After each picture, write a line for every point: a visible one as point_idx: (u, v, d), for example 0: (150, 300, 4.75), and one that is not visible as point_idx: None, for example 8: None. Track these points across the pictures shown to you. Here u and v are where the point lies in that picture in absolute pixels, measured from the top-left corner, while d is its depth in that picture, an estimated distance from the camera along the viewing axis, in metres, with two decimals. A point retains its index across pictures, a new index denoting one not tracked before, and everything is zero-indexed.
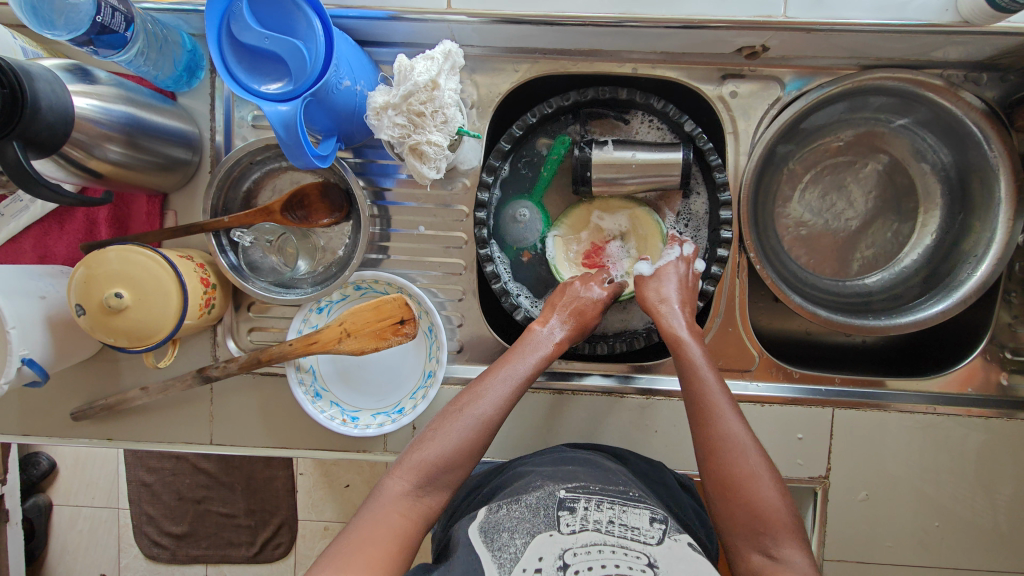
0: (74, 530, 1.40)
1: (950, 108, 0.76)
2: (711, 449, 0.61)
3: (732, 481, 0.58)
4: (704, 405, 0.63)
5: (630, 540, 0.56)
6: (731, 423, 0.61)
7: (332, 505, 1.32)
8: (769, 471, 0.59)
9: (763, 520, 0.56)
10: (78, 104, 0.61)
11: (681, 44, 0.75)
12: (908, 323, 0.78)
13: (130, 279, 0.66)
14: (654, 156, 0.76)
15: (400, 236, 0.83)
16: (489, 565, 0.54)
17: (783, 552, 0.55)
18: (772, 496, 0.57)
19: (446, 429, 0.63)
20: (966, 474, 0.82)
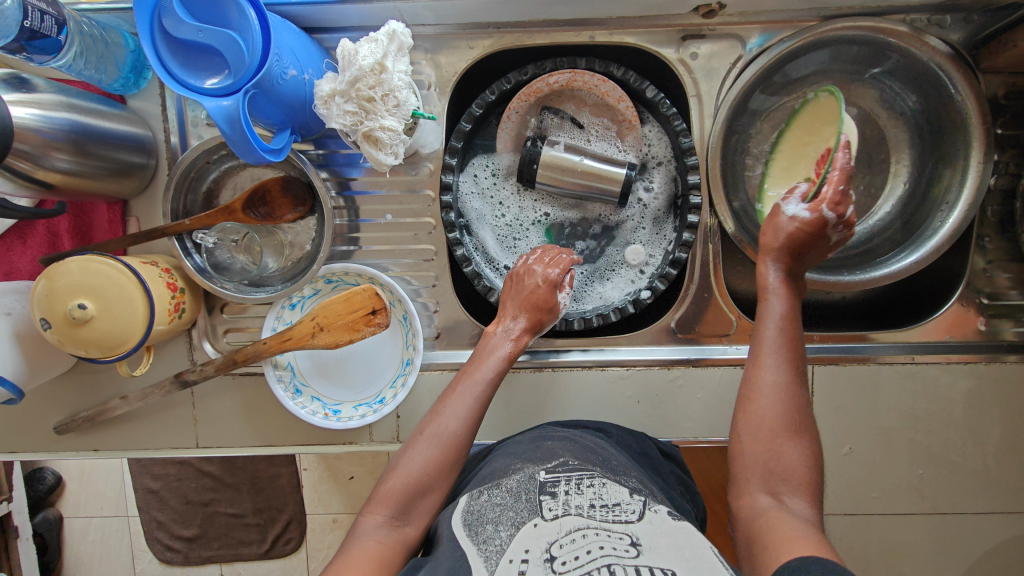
0: (86, 541, 1.41)
1: (916, 53, 0.75)
2: (752, 396, 0.60)
3: (767, 427, 0.58)
4: (762, 348, 0.62)
5: (612, 522, 0.55)
6: (781, 373, 0.61)
7: (338, 497, 1.33)
8: (807, 430, 0.58)
9: (781, 467, 0.56)
10: (17, 114, 0.59)
11: (637, 7, 0.73)
12: (882, 275, 0.78)
13: (92, 288, 0.65)
14: (598, 166, 0.77)
15: (369, 225, 0.82)
16: (475, 559, 0.54)
17: (791, 502, 0.55)
18: (801, 453, 0.57)
19: (413, 450, 0.65)
20: (952, 420, 0.83)
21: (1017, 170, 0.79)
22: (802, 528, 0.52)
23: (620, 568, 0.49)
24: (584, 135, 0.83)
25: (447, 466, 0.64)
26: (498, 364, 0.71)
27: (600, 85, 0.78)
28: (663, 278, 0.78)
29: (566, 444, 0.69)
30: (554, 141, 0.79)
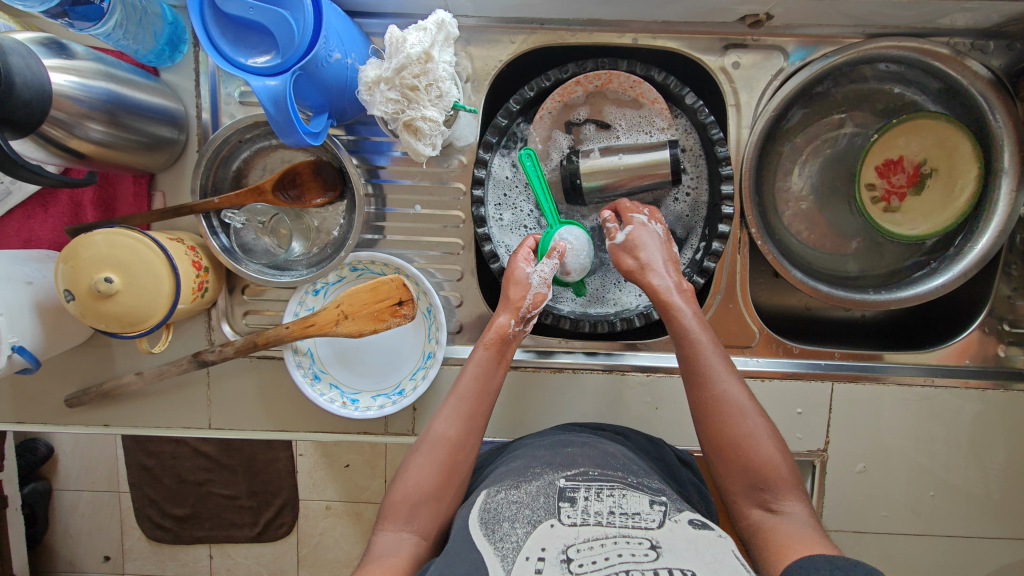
0: (76, 514, 1.39)
1: (956, 77, 0.75)
2: (706, 411, 0.62)
3: (726, 439, 0.61)
4: (700, 373, 0.63)
5: (632, 528, 0.55)
6: (728, 384, 0.62)
7: (334, 485, 1.33)
8: (769, 431, 0.61)
9: (760, 474, 0.59)
10: (56, 80, 0.58)
11: (682, 12, 0.73)
12: (908, 296, 0.78)
13: (118, 261, 0.64)
14: (636, 158, 0.75)
15: (396, 215, 0.81)
16: (491, 558, 0.53)
17: (783, 505, 0.57)
18: (772, 452, 0.59)
19: (416, 460, 0.65)
20: (962, 444, 0.83)
21: None
22: (803, 531, 0.55)
23: (638, 573, 0.49)
24: (612, 133, 0.81)
25: (451, 476, 0.65)
26: (494, 372, 0.70)
27: (636, 86, 0.78)
28: (690, 286, 0.77)
29: (586, 450, 0.69)
30: (588, 150, 0.79)
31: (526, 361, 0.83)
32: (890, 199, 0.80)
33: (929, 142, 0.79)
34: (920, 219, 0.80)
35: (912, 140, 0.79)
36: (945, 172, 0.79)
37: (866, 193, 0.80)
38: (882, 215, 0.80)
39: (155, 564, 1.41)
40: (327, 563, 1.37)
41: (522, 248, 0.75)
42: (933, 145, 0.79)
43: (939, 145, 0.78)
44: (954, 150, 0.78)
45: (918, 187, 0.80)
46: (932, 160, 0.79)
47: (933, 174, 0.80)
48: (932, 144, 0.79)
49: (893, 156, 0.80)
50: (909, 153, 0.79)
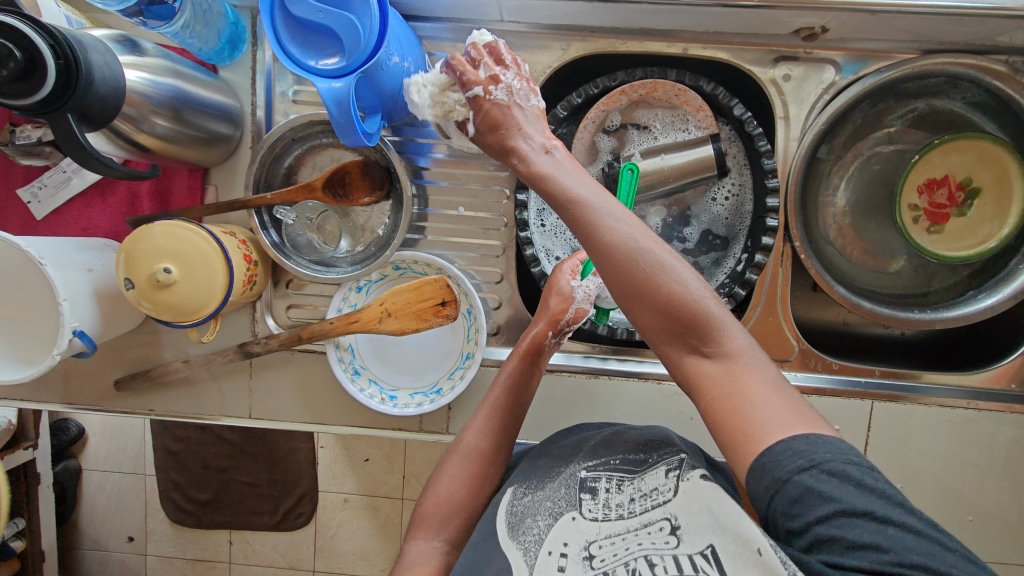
0: (103, 493, 1.43)
1: (1015, 96, 0.74)
2: (569, 216, 0.54)
3: (642, 283, 0.51)
4: (583, 222, 0.53)
5: (653, 512, 0.53)
6: (616, 225, 0.52)
7: (353, 477, 1.36)
8: (683, 266, 0.52)
9: (693, 328, 0.51)
10: (129, 76, 0.60)
11: (734, 23, 0.73)
12: (955, 317, 0.77)
13: (175, 252, 0.66)
14: (676, 157, 0.77)
15: (438, 216, 0.82)
16: (516, 558, 0.54)
17: (717, 348, 0.51)
18: (692, 291, 0.51)
19: (444, 471, 0.67)
20: (1003, 470, 0.81)
21: None
22: (746, 374, 0.49)
23: (658, 557, 0.48)
24: (650, 134, 0.82)
25: (481, 485, 0.67)
26: (527, 383, 0.72)
27: (680, 95, 0.77)
28: (731, 297, 0.77)
29: (606, 435, 0.66)
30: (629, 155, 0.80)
31: (562, 366, 0.83)
32: (934, 219, 0.80)
33: (971, 161, 0.78)
34: (966, 239, 0.79)
35: (954, 160, 0.78)
36: (991, 190, 0.78)
37: (908, 215, 0.80)
38: (927, 236, 0.80)
39: (176, 547, 1.43)
40: (344, 556, 1.39)
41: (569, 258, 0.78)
42: (976, 164, 0.78)
43: (983, 163, 0.78)
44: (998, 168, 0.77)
45: (963, 207, 0.79)
46: (976, 178, 0.79)
47: (977, 194, 0.79)
48: (974, 161, 0.78)
49: (936, 177, 0.79)
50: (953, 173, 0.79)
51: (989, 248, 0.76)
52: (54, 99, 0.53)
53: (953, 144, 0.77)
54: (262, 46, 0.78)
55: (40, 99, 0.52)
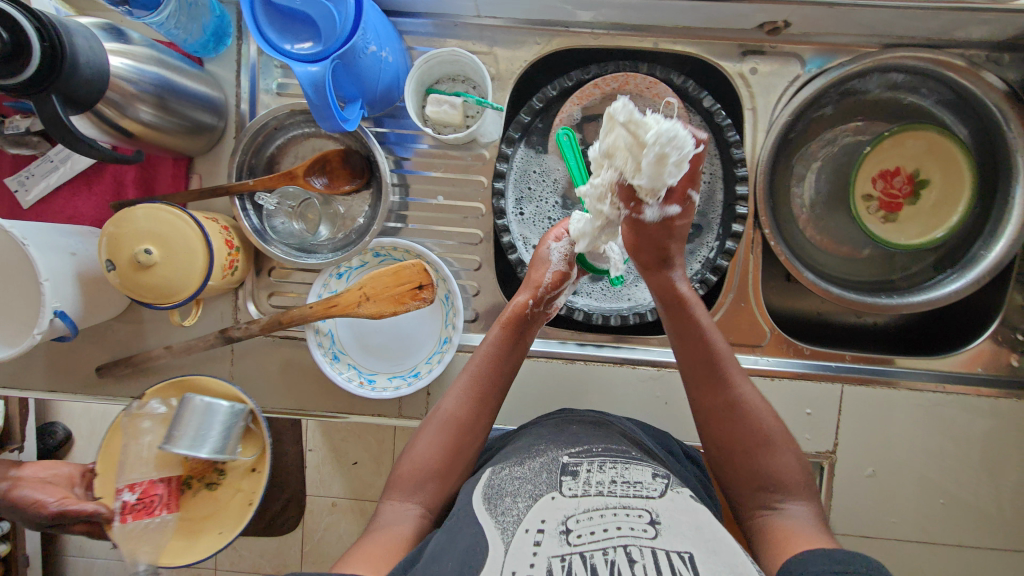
0: None
1: (972, 88, 0.76)
2: (701, 367, 0.67)
3: (747, 447, 0.63)
4: (707, 374, 0.66)
5: (632, 498, 0.56)
6: (745, 390, 0.66)
7: (341, 480, 1.29)
8: (780, 429, 0.64)
9: (763, 476, 0.62)
10: (114, 63, 0.62)
11: (702, 18, 0.76)
12: (920, 301, 0.79)
13: (158, 234, 0.68)
14: None
15: (418, 205, 0.84)
16: (493, 531, 0.55)
17: (786, 504, 0.60)
18: (786, 461, 0.62)
19: (419, 439, 0.70)
20: (974, 453, 0.82)
21: None
22: (804, 526, 0.57)
23: (636, 549, 0.51)
24: None
25: (455, 453, 0.69)
26: (510, 352, 0.73)
27: (652, 87, 0.80)
28: (703, 283, 0.79)
29: (589, 428, 0.71)
30: None
31: (539, 351, 0.84)
32: (888, 209, 0.83)
33: (919, 154, 0.82)
34: (917, 228, 0.82)
35: (901, 152, 0.82)
36: (940, 180, 0.82)
37: (863, 203, 0.83)
38: (880, 223, 0.83)
39: None
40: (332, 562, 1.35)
41: (557, 224, 0.78)
42: (924, 155, 0.82)
43: (931, 154, 0.81)
44: (947, 158, 0.80)
45: (915, 197, 0.83)
46: (925, 169, 0.82)
47: (927, 184, 0.82)
48: (924, 151, 0.82)
49: (888, 167, 0.83)
50: (904, 166, 0.83)
51: (938, 236, 0.79)
52: (39, 79, 0.55)
53: (901, 135, 0.81)
54: (246, 40, 0.80)
55: (25, 80, 0.54)
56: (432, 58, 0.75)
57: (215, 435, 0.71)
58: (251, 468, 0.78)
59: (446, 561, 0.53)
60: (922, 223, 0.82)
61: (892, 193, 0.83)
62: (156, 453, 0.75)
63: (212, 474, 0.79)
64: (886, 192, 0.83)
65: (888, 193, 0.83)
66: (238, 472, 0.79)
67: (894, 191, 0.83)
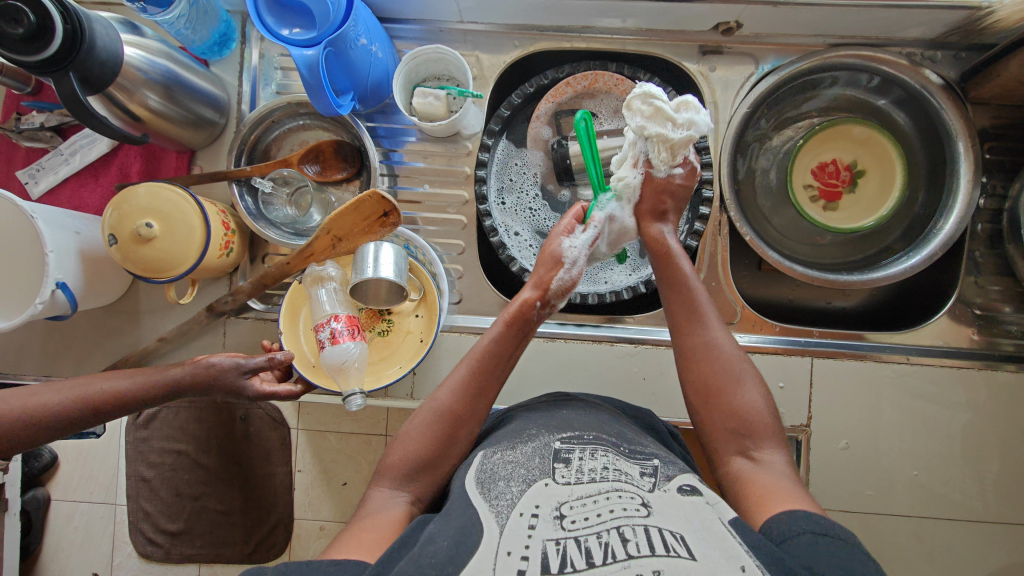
0: (71, 527, 1.32)
1: (912, 82, 0.84)
2: (678, 306, 0.70)
3: (718, 386, 0.65)
4: (682, 319, 0.69)
5: (624, 484, 0.54)
6: (717, 332, 0.68)
7: (330, 503, 1.22)
8: (758, 383, 0.65)
9: (741, 421, 0.62)
10: (127, 52, 0.69)
11: (665, 20, 0.84)
12: (880, 277, 0.83)
13: (158, 211, 0.72)
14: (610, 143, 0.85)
15: (406, 193, 0.89)
16: (486, 513, 0.52)
17: (763, 454, 0.60)
18: (757, 403, 0.63)
19: (410, 429, 0.67)
20: (947, 425, 0.85)
21: (1003, 193, 0.86)
22: (778, 480, 0.57)
23: (630, 530, 0.48)
24: (597, 119, 0.91)
25: (446, 446, 0.66)
26: (512, 350, 0.70)
27: (619, 85, 0.87)
28: None
29: (581, 416, 0.68)
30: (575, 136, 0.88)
31: None
32: (827, 198, 0.91)
33: (853, 146, 0.90)
34: (856, 214, 0.90)
35: (840, 144, 0.90)
36: (874, 172, 0.90)
37: (802, 192, 0.91)
38: (820, 211, 0.91)
39: None
40: None
41: (568, 216, 0.75)
42: (857, 150, 0.90)
43: (867, 146, 0.89)
44: (880, 149, 0.88)
45: (852, 185, 0.91)
46: (860, 160, 0.90)
47: (862, 174, 0.90)
48: (861, 141, 0.89)
49: (825, 160, 0.91)
50: (840, 158, 0.91)
51: (871, 222, 0.86)
52: (58, 59, 0.61)
53: (834, 130, 0.89)
54: (248, 45, 0.88)
55: (46, 58, 0.60)
56: (417, 56, 0.81)
57: (392, 262, 0.73)
58: (416, 312, 0.82)
59: (441, 541, 0.50)
60: (866, 204, 0.90)
61: (832, 182, 0.91)
62: (342, 299, 0.78)
63: (383, 323, 0.81)
64: (824, 181, 0.91)
65: (828, 181, 0.91)
66: (405, 317, 0.81)
67: (837, 176, 0.91)
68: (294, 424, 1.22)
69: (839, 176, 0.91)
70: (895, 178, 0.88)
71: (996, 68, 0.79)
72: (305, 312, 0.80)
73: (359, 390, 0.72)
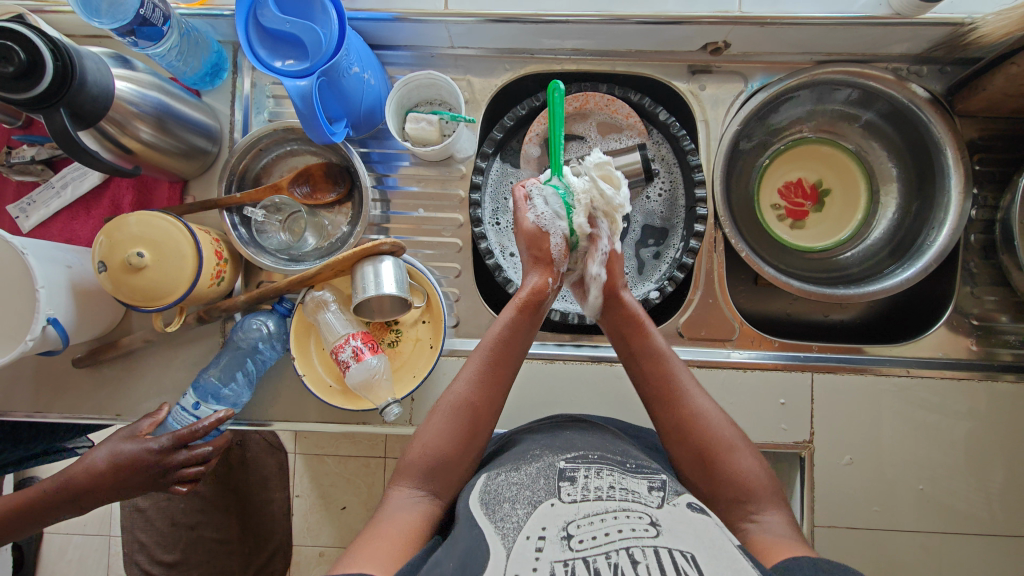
0: (63, 561, 1.29)
1: (899, 96, 0.84)
2: (658, 383, 0.68)
3: (710, 454, 0.63)
4: (670, 386, 0.67)
5: (631, 503, 0.53)
6: (699, 399, 0.67)
7: (329, 529, 1.22)
8: (750, 449, 0.64)
9: (742, 485, 0.61)
10: (118, 86, 0.69)
11: (654, 41, 0.85)
12: (877, 289, 0.83)
13: (149, 240, 0.71)
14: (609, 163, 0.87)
15: (400, 217, 0.89)
16: (491, 536, 0.51)
17: (765, 516, 0.59)
18: (752, 466, 0.63)
19: (430, 423, 0.66)
20: (950, 436, 0.84)
21: (994, 203, 0.87)
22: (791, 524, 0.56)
23: (639, 550, 0.47)
24: (587, 143, 0.92)
25: (470, 438, 0.65)
26: (523, 334, 0.69)
27: (610, 104, 0.88)
28: (671, 280, 0.83)
29: (586, 436, 0.68)
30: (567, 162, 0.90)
31: None
32: (794, 216, 0.96)
33: (821, 167, 0.97)
34: (821, 233, 0.96)
35: (806, 167, 0.97)
36: (838, 192, 0.97)
37: (771, 211, 0.96)
38: (787, 229, 0.96)
39: None
40: None
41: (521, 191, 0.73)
42: (825, 169, 0.96)
43: (830, 170, 0.96)
44: (847, 173, 0.96)
45: (819, 205, 0.96)
46: (825, 181, 0.97)
47: (828, 194, 0.97)
48: (824, 168, 0.97)
49: (793, 178, 0.96)
50: (804, 178, 0.97)
51: (828, 244, 0.94)
52: (49, 96, 0.61)
53: (801, 148, 0.96)
54: (240, 74, 0.88)
55: (36, 95, 0.60)
56: (410, 82, 0.81)
57: (393, 277, 0.73)
58: (420, 318, 0.82)
59: (447, 563, 0.50)
60: (833, 223, 0.96)
61: (802, 199, 0.96)
62: (347, 318, 0.79)
63: (390, 334, 0.82)
64: (788, 201, 0.96)
65: (791, 204, 0.96)
66: (412, 325, 0.82)
67: (805, 196, 0.97)
68: (291, 448, 1.24)
69: (805, 195, 0.97)
70: (863, 200, 0.95)
71: (981, 82, 0.80)
72: (315, 335, 0.81)
73: (392, 400, 0.74)
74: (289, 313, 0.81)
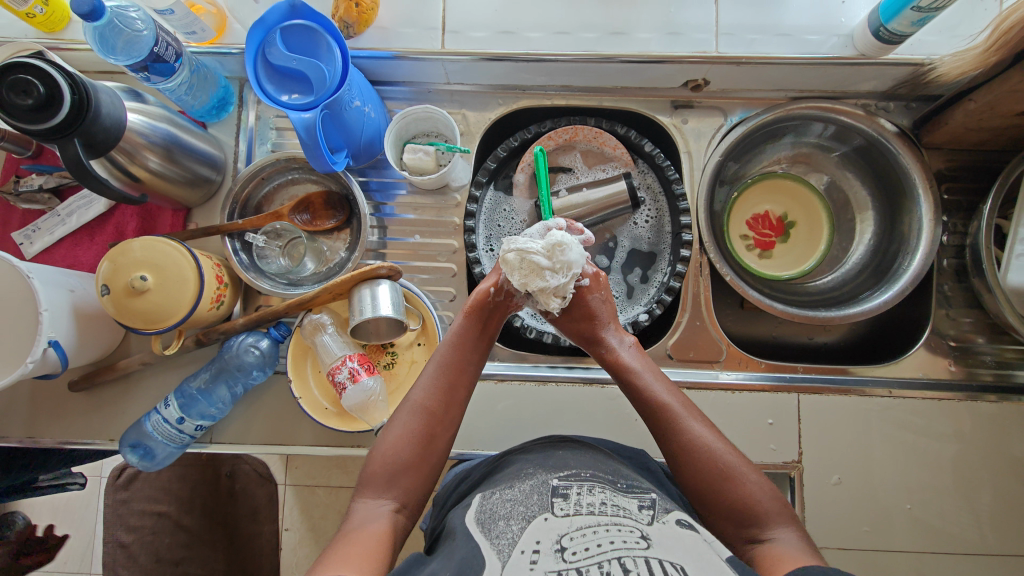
0: None
1: (868, 129, 0.90)
2: (655, 414, 0.69)
3: (713, 479, 0.63)
4: (665, 411, 0.68)
5: (623, 518, 0.54)
6: (699, 426, 0.67)
7: None
8: (753, 473, 0.64)
9: (744, 508, 0.61)
10: (130, 118, 0.72)
11: (639, 78, 0.90)
12: (857, 312, 0.86)
13: (153, 264, 0.73)
14: (594, 193, 0.92)
15: (396, 243, 0.92)
16: (486, 549, 0.52)
17: (766, 534, 0.60)
18: (757, 489, 0.63)
19: (391, 427, 0.67)
20: (933, 455, 0.86)
21: (963, 230, 0.92)
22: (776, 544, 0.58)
23: (630, 560, 0.48)
24: (575, 173, 0.96)
25: (427, 444, 0.66)
26: (474, 340, 0.73)
27: (597, 137, 0.93)
28: (659, 303, 0.86)
29: (578, 455, 0.69)
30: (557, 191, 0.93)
31: (513, 374, 0.89)
32: (762, 247, 1.01)
33: (788, 201, 1.02)
34: (786, 264, 1.00)
35: (774, 200, 1.02)
36: (803, 226, 1.02)
37: (741, 242, 1.00)
38: (756, 258, 1.00)
39: None
40: None
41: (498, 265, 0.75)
42: (790, 203, 1.02)
43: (796, 204, 1.02)
44: (810, 207, 1.01)
45: (785, 236, 1.01)
46: (791, 214, 1.02)
47: (794, 226, 1.02)
48: (789, 202, 1.02)
49: (762, 211, 1.01)
50: (772, 211, 1.02)
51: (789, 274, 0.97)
52: (64, 126, 0.64)
53: (769, 182, 1.01)
54: (245, 108, 0.92)
55: (52, 126, 0.63)
56: (408, 116, 0.86)
57: (391, 300, 0.75)
58: (416, 340, 0.84)
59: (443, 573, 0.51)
60: (797, 256, 1.01)
61: (768, 233, 1.01)
62: (344, 341, 0.80)
63: (387, 356, 0.83)
64: (756, 234, 1.01)
65: (758, 237, 1.01)
66: (406, 347, 0.84)
67: (773, 229, 1.01)
68: (281, 480, 1.21)
69: (772, 227, 1.01)
70: (824, 232, 1.01)
71: (944, 117, 0.85)
72: (312, 357, 0.82)
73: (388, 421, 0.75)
74: (282, 338, 0.83)
